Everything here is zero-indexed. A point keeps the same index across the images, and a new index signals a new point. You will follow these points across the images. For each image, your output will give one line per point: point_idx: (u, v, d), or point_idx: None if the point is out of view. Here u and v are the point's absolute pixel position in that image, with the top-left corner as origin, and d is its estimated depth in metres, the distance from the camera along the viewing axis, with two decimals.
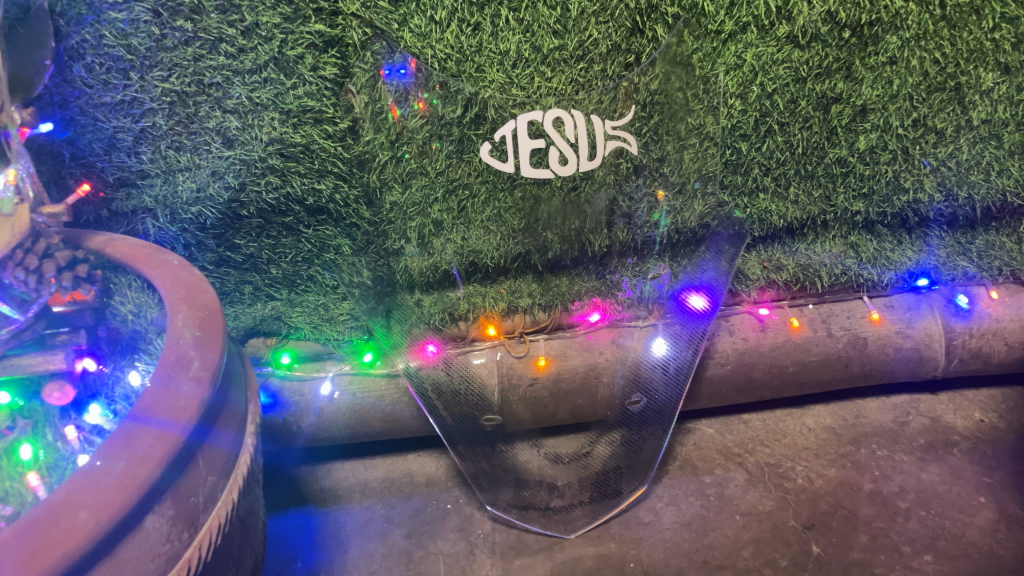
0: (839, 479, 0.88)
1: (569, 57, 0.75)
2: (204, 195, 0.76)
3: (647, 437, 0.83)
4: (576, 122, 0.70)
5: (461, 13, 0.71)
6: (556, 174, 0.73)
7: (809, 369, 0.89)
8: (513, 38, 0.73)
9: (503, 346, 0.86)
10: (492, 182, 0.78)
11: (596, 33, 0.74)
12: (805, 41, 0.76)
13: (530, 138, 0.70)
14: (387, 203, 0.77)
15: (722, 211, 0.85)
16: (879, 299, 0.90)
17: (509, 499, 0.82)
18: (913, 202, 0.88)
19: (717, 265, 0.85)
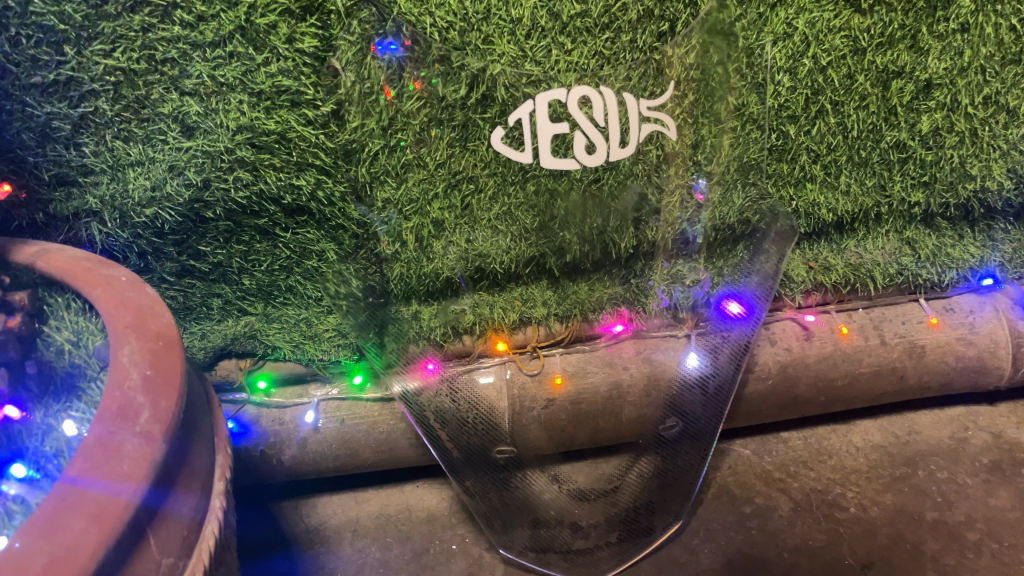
0: (896, 507, 0.77)
1: (593, 26, 0.64)
2: (161, 194, 0.63)
3: (684, 467, 0.72)
4: (606, 100, 0.58)
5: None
6: (581, 164, 0.62)
7: (860, 382, 0.78)
8: (528, 3, 0.62)
9: (513, 363, 0.75)
10: (502, 174, 0.67)
11: None
12: (867, 5, 0.66)
13: (551, 122, 0.59)
14: (378, 200, 0.66)
15: (764, 204, 0.74)
16: (937, 301, 0.80)
17: (526, 542, 0.71)
18: (980, 191, 0.77)
19: (763, 265, 0.74)
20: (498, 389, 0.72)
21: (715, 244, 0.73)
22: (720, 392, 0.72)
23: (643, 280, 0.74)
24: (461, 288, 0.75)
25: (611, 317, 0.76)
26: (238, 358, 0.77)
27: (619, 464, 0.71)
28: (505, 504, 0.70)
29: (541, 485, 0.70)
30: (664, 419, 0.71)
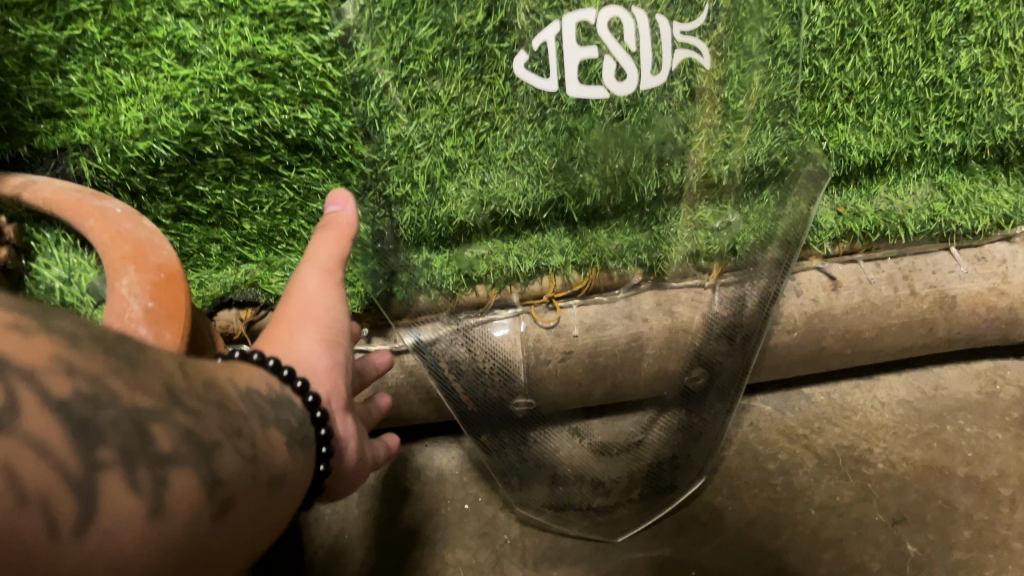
0: (927, 463, 0.75)
1: None
2: (155, 126, 0.59)
3: (709, 420, 0.70)
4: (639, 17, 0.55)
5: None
6: (610, 93, 0.58)
7: (888, 334, 0.75)
8: None
9: (528, 314, 0.72)
10: (517, 111, 0.62)
11: None
12: None
13: (579, 46, 0.55)
14: (388, 137, 0.62)
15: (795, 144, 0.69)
16: (969, 251, 0.76)
17: (543, 500, 0.69)
18: (1018, 132, 0.73)
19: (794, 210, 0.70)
20: (511, 341, 0.69)
21: (745, 187, 0.68)
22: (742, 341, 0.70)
23: (666, 227, 0.68)
24: (479, 232, 0.70)
25: (632, 267, 0.71)
26: (238, 308, 0.71)
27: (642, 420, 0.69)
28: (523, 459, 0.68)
29: (562, 439, 0.68)
30: (690, 371, 0.68)
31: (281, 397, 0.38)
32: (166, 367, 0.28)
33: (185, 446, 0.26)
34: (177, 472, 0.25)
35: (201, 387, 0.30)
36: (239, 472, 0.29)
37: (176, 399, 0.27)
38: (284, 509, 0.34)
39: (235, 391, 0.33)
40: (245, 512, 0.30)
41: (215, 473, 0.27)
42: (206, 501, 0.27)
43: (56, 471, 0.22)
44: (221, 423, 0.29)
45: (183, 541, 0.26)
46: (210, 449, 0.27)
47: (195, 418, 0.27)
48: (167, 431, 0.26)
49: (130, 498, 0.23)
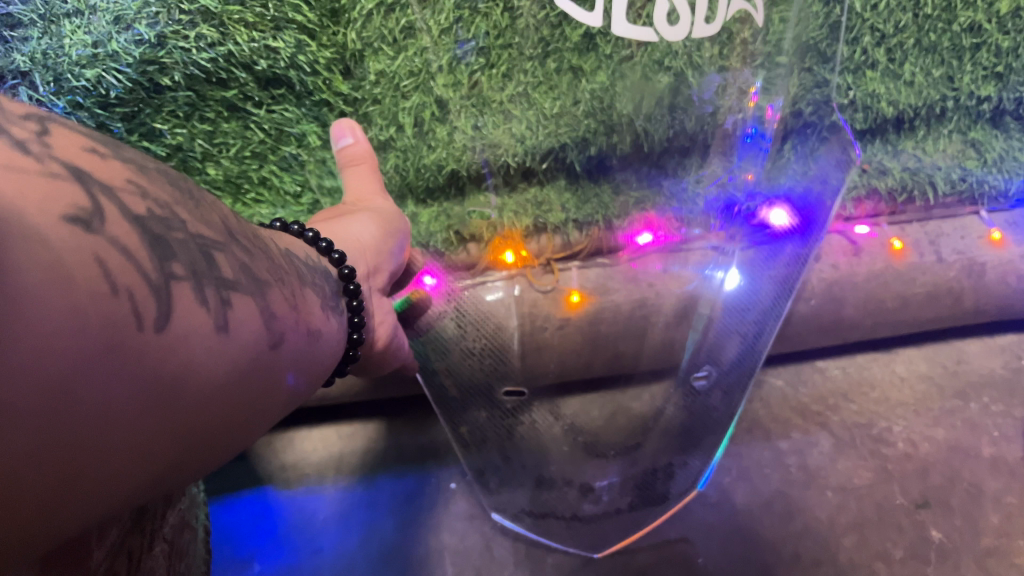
0: (950, 444, 0.69)
1: None
2: (104, 52, 0.52)
3: (712, 421, 0.59)
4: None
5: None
6: (659, 36, 0.53)
7: (911, 306, 0.69)
8: None
9: (523, 279, 0.64)
10: (517, 46, 0.57)
11: None
12: None
13: None
14: (370, 72, 0.59)
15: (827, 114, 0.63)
16: (1000, 214, 0.70)
17: (524, 504, 0.59)
18: None
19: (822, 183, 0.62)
20: (505, 310, 0.62)
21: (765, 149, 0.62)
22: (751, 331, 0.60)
23: (678, 184, 0.63)
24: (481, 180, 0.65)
25: (635, 224, 0.65)
26: None
27: (650, 406, 0.60)
28: (506, 459, 0.60)
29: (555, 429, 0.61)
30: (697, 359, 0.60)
31: (317, 266, 0.41)
32: (223, 211, 0.32)
33: (242, 277, 0.30)
34: (238, 294, 0.29)
35: (251, 240, 0.33)
36: (284, 312, 0.33)
37: (235, 240, 0.31)
38: (320, 362, 0.38)
39: (280, 253, 0.37)
40: (291, 351, 0.33)
41: (268, 305, 0.31)
42: (262, 324, 0.31)
43: (138, 268, 0.24)
44: (270, 268, 0.33)
45: (244, 358, 0.29)
46: (261, 284, 0.31)
47: (251, 258, 0.31)
48: (231, 259, 0.29)
49: (201, 310, 0.27)
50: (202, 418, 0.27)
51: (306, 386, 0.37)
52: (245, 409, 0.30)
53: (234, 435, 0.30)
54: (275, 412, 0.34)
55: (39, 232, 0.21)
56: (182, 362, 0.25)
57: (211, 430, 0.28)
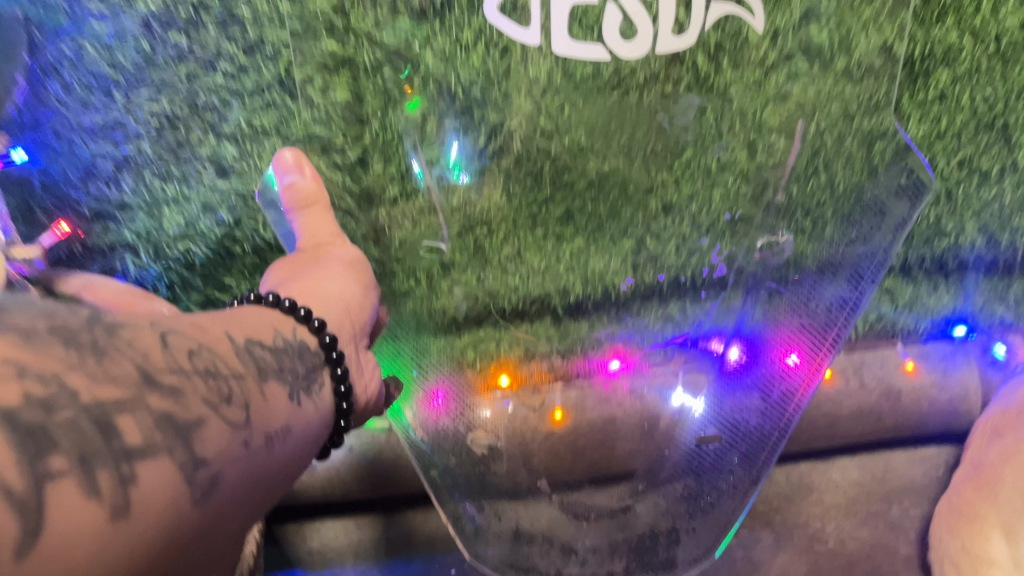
0: (872, 542, 0.84)
1: (603, 86, 0.68)
2: (193, 230, 0.67)
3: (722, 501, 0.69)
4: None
5: (493, 35, 0.65)
6: (614, 54, 0.65)
7: (842, 423, 0.83)
8: (544, 63, 0.66)
9: (516, 398, 0.74)
10: (514, 219, 0.73)
11: (635, 61, 0.66)
12: (859, 74, 0.69)
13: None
14: (395, 240, 0.71)
15: (868, 225, 0.70)
16: (913, 347, 0.85)
17: (502, 556, 0.66)
18: (954, 246, 0.81)
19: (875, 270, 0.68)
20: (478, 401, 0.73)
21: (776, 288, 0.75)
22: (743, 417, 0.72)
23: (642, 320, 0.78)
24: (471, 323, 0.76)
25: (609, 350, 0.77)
26: None
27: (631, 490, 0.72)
28: (496, 515, 0.68)
29: (542, 509, 0.70)
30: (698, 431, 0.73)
31: (288, 346, 0.46)
32: (144, 350, 0.34)
33: (156, 434, 0.31)
34: (145, 462, 0.30)
35: (183, 366, 0.35)
36: (219, 438, 0.34)
37: (150, 388, 0.32)
38: (277, 460, 0.40)
39: (235, 359, 0.39)
40: (228, 481, 0.35)
41: (193, 453, 0.33)
42: (183, 476, 0.32)
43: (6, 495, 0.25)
44: (206, 395, 0.35)
45: (157, 521, 0.30)
46: (187, 432, 0.33)
47: (172, 402, 0.33)
48: (136, 422, 0.30)
49: (83, 509, 0.27)
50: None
51: (251, 497, 0.38)
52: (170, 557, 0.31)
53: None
54: (222, 533, 0.36)
55: None
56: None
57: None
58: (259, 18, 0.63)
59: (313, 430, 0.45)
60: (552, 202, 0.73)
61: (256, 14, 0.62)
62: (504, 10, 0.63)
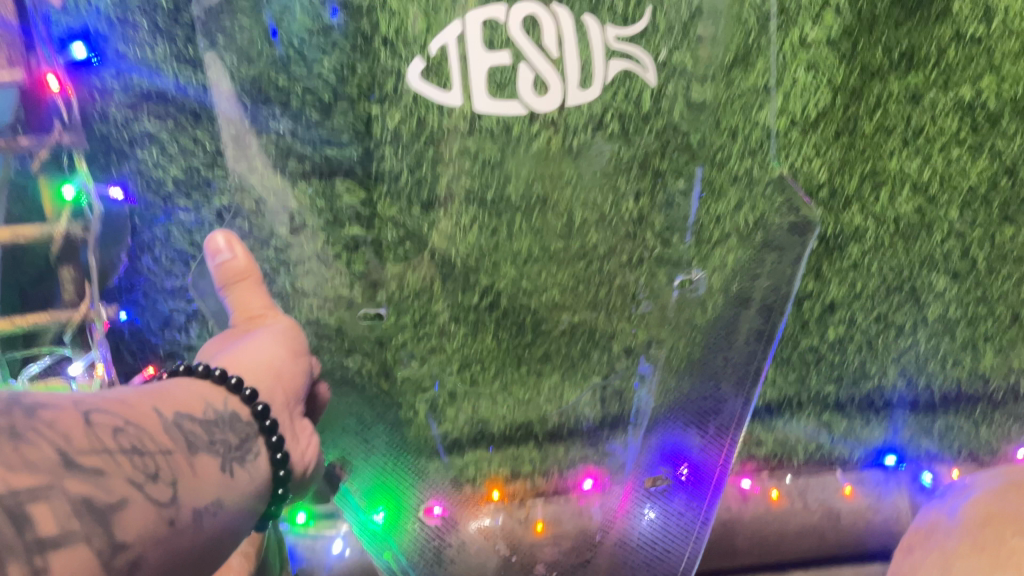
0: None
1: (572, 257, 0.83)
2: None
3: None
4: (557, 28, 0.70)
5: (484, 220, 0.81)
6: (529, 108, 0.73)
7: (789, 541, 0.94)
8: (525, 239, 0.82)
9: (505, 511, 0.84)
10: (503, 358, 0.88)
11: (596, 237, 0.82)
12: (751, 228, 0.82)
13: (486, 49, 0.70)
14: (399, 375, 0.85)
15: (728, 353, 0.80)
16: (851, 472, 0.97)
17: None
18: (879, 385, 0.96)
19: (752, 388, 0.77)
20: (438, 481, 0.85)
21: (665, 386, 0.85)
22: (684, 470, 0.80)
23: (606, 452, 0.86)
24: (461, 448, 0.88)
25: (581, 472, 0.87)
26: None
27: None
28: None
29: None
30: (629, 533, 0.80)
31: (219, 415, 0.53)
32: (70, 438, 0.41)
33: (75, 522, 0.38)
34: (57, 550, 0.37)
35: (106, 447, 0.43)
36: (134, 516, 0.42)
37: (70, 473, 0.40)
38: (206, 535, 0.47)
39: (164, 441, 0.47)
40: (151, 557, 0.42)
41: (112, 537, 0.40)
42: (98, 560, 0.39)
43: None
44: (131, 475, 0.43)
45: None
46: (105, 517, 0.40)
47: (92, 485, 0.40)
48: (52, 507, 0.38)
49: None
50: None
51: (181, 559, 0.45)
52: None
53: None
54: None
55: None
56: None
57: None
58: (304, 209, 0.79)
59: (254, 498, 0.53)
60: (533, 346, 0.87)
61: (302, 206, 0.78)
62: (425, 76, 0.73)
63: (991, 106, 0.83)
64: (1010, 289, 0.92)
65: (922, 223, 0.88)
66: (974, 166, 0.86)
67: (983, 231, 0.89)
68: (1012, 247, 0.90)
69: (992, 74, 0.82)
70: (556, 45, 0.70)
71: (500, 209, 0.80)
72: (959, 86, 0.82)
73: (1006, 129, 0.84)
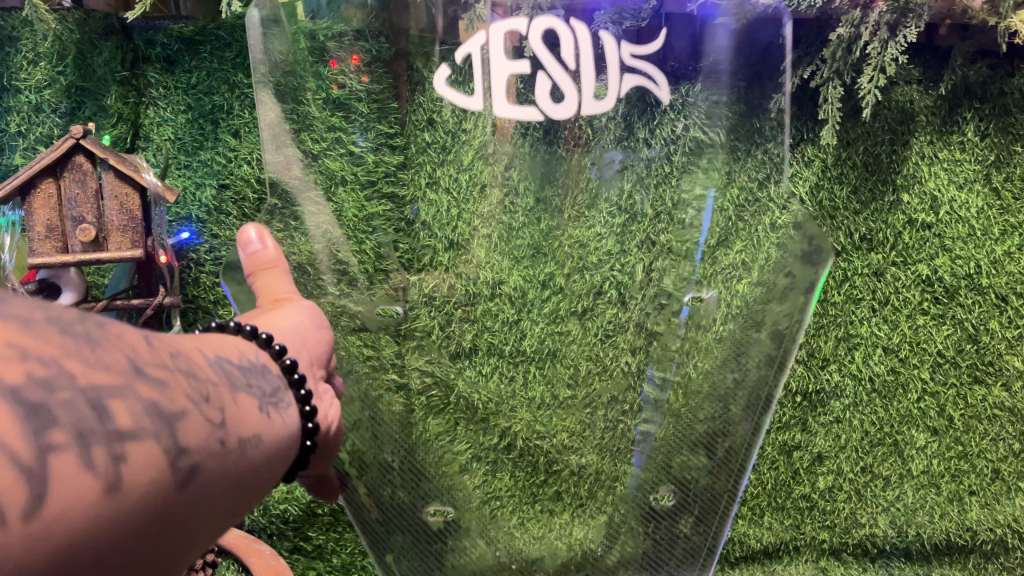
0: None
1: (579, 404, 0.75)
2: (292, 494, 0.99)
3: None
4: (575, 41, 0.66)
5: (504, 369, 0.78)
6: (547, 116, 0.70)
7: None
8: (537, 387, 0.77)
9: None
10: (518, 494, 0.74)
11: (599, 387, 0.75)
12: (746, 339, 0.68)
13: (506, 57, 0.66)
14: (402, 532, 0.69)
15: (695, 461, 0.68)
16: None
17: None
18: (871, 535, 1.00)
19: (730, 504, 0.67)
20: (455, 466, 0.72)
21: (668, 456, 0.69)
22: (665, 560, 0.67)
23: None
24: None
25: None
26: None
27: None
28: None
29: None
30: None
31: (253, 366, 0.42)
32: (129, 341, 0.30)
33: (147, 418, 0.28)
34: (135, 445, 0.27)
35: (166, 362, 0.31)
36: (203, 428, 0.31)
37: (137, 377, 0.29)
38: (251, 476, 0.35)
39: (202, 373, 0.34)
40: (205, 480, 0.30)
41: (178, 440, 0.29)
42: (168, 466, 0.28)
43: (9, 461, 0.23)
44: (189, 391, 0.31)
45: (144, 502, 0.27)
46: (172, 420, 0.29)
47: (159, 391, 0.29)
48: (127, 406, 0.27)
49: (80, 477, 0.24)
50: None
51: (230, 505, 0.34)
52: (153, 536, 0.28)
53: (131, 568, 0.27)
54: (190, 542, 0.31)
55: None
56: (70, 528, 0.24)
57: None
58: None
59: (285, 455, 0.41)
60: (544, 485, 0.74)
61: None
62: (451, 80, 0.70)
63: (947, 280, 0.98)
64: (987, 445, 1.00)
65: (896, 383, 0.99)
66: (940, 333, 0.99)
67: (955, 391, 1.00)
68: (985, 406, 0.99)
69: (944, 254, 0.97)
70: (574, 56, 0.67)
71: (516, 358, 0.78)
72: (918, 264, 0.97)
73: (964, 300, 0.98)
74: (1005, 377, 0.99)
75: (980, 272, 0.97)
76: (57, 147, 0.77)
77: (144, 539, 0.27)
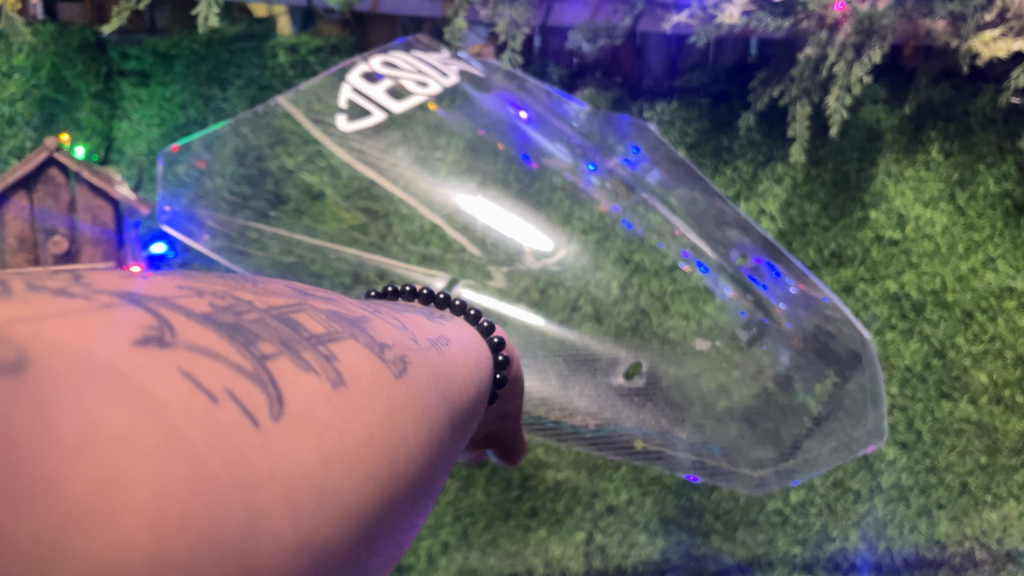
0: None
1: (594, 368, 0.72)
2: None
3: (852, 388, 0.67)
4: (407, 60, 0.83)
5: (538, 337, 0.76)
6: (394, 111, 0.80)
7: None
8: (553, 365, 0.73)
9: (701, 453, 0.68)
10: (582, 386, 0.71)
11: (608, 350, 0.73)
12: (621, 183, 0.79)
13: (369, 85, 0.80)
14: (548, 417, 0.73)
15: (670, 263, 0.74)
16: None
17: None
18: (842, 548, 0.99)
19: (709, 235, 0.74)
20: (598, 391, 0.71)
21: (737, 275, 0.70)
22: (834, 340, 0.66)
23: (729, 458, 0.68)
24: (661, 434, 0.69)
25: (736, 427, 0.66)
26: None
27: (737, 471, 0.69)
28: None
29: None
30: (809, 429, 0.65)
31: (418, 320, 0.45)
32: (279, 290, 0.33)
33: (333, 327, 0.31)
34: (336, 349, 0.29)
35: (323, 303, 0.34)
36: (355, 364, 0.30)
37: (301, 305, 0.32)
38: (448, 385, 0.38)
39: (350, 314, 0.34)
40: (411, 382, 0.33)
41: (371, 347, 0.32)
42: (371, 365, 0.31)
43: (236, 367, 0.25)
44: (353, 319, 0.34)
45: (371, 398, 0.29)
46: (346, 331, 0.31)
47: (326, 316, 0.32)
48: (310, 323, 0.30)
49: (301, 376, 0.26)
50: (336, 520, 0.24)
51: (447, 411, 0.36)
52: (367, 468, 0.26)
53: (361, 513, 0.26)
54: (434, 445, 0.33)
55: (103, 357, 0.22)
56: (278, 464, 0.23)
57: (347, 530, 0.25)
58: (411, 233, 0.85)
59: (467, 376, 0.43)
60: (597, 368, 0.72)
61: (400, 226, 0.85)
62: (351, 116, 0.80)
63: (914, 295, 1.00)
64: (955, 459, 0.98)
65: None
66: (908, 348, 1.00)
67: (923, 406, 0.99)
68: (952, 420, 0.99)
69: (911, 270, 1.00)
70: None
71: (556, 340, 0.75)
72: (885, 279, 1.00)
73: (930, 316, 0.99)
74: (971, 391, 0.98)
75: (945, 288, 0.99)
76: (31, 160, 0.76)
77: (403, 416, 0.30)
